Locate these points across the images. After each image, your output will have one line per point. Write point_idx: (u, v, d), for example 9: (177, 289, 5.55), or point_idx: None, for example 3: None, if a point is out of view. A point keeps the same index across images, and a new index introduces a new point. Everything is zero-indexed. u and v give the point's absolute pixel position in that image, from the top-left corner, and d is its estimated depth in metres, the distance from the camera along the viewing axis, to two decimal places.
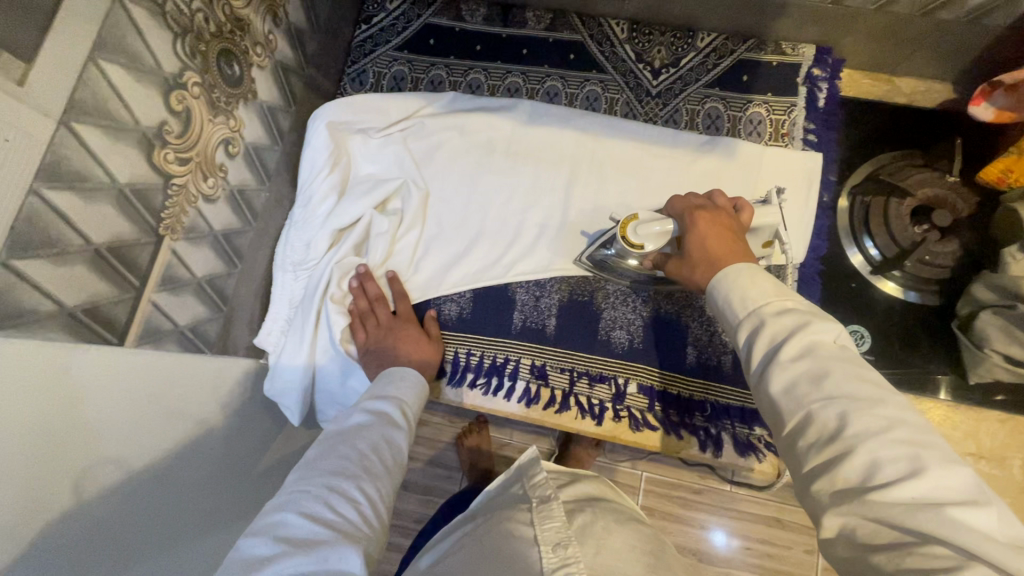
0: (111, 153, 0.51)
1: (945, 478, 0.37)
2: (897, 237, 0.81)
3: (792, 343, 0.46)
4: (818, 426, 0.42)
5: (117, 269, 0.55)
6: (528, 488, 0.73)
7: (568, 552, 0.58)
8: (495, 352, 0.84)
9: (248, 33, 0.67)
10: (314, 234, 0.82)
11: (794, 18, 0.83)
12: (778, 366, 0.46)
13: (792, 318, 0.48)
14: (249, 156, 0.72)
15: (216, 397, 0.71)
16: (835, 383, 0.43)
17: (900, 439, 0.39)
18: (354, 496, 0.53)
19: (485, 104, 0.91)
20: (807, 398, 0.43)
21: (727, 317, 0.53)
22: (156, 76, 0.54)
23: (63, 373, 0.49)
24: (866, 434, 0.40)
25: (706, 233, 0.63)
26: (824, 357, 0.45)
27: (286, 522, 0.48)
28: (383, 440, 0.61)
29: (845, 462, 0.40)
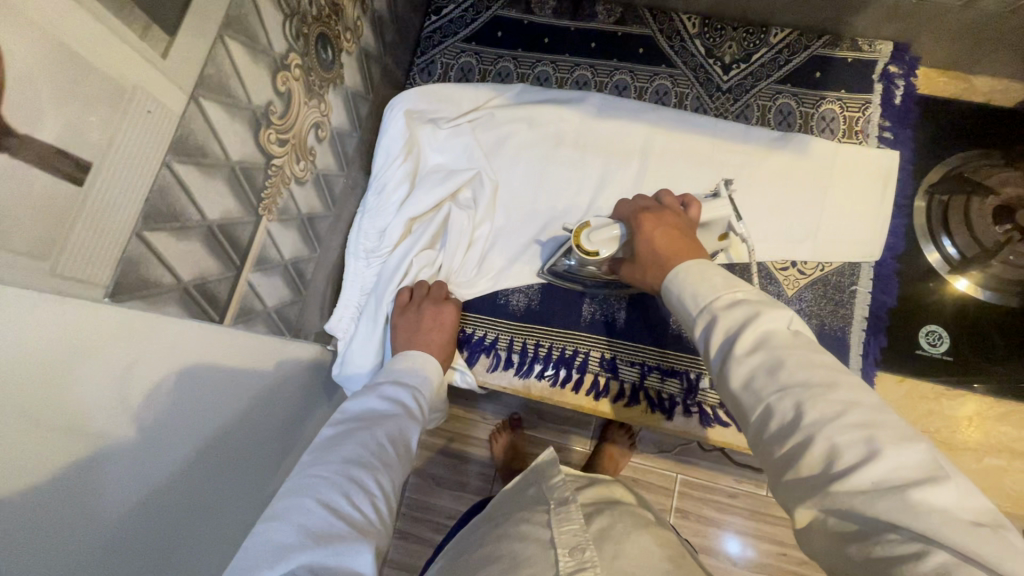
0: (228, 130, 0.51)
1: (900, 457, 0.38)
2: (979, 236, 0.79)
3: (745, 337, 0.47)
4: (782, 416, 0.43)
5: (224, 247, 0.55)
6: (545, 488, 0.74)
7: (586, 556, 0.58)
8: (564, 344, 0.83)
9: (342, 18, 0.67)
10: (388, 223, 0.83)
11: (872, 14, 0.83)
12: (735, 361, 0.47)
13: (742, 311, 0.49)
14: (334, 140, 0.72)
15: (285, 378, 0.71)
16: (789, 373, 0.44)
17: (854, 422, 0.40)
18: (370, 487, 0.53)
19: (554, 96, 0.91)
20: (764, 391, 0.45)
21: (685, 316, 0.54)
22: (267, 57, 0.55)
23: (170, 341, 0.49)
24: (822, 420, 0.41)
25: (655, 235, 0.65)
26: (777, 348, 0.46)
27: (305, 510, 0.48)
28: (400, 430, 0.61)
29: (806, 453, 0.41)
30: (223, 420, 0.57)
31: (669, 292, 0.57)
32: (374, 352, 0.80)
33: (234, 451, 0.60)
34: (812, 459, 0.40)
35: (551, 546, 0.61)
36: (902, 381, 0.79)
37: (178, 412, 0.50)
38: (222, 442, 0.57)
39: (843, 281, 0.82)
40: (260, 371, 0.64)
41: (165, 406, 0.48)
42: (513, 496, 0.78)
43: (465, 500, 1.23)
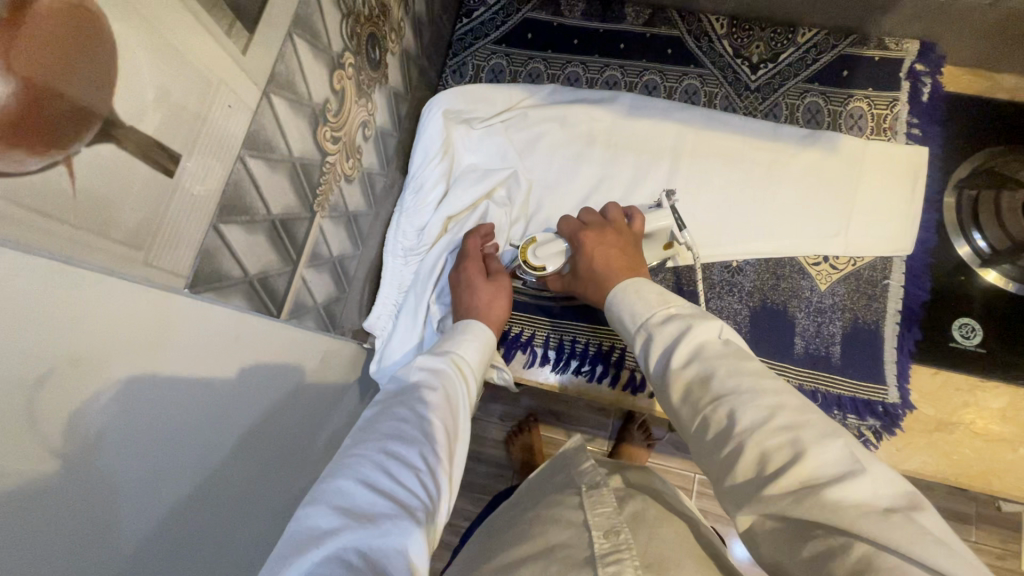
0: (290, 126, 0.52)
1: (821, 455, 0.39)
2: (1008, 229, 0.80)
3: (680, 352, 0.50)
4: (716, 421, 0.45)
5: (283, 242, 0.56)
6: (574, 475, 0.75)
7: (621, 538, 0.57)
8: (599, 340, 0.84)
9: (388, 19, 0.69)
10: (426, 221, 0.84)
11: (899, 14, 0.84)
12: (672, 374, 0.50)
13: (675, 326, 0.52)
14: (378, 139, 0.73)
15: (317, 375, 0.70)
16: (721, 380, 0.46)
17: (778, 423, 0.42)
18: (414, 463, 0.50)
19: (586, 96, 0.92)
20: (701, 402, 0.47)
21: (626, 332, 0.59)
22: (326, 55, 0.56)
23: (208, 327, 0.46)
24: (754, 424, 0.42)
25: (596, 257, 0.70)
26: (708, 359, 0.48)
27: (345, 491, 0.46)
28: (443, 402, 0.58)
29: (739, 460, 0.42)
30: (268, 420, 0.57)
31: (609, 311, 0.62)
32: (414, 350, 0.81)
33: (281, 445, 0.61)
34: (741, 465, 0.42)
35: (585, 530, 0.60)
36: (938, 374, 0.80)
37: (219, 401, 0.48)
38: (271, 437, 0.58)
39: (875, 275, 0.83)
40: (297, 366, 0.63)
41: (214, 392, 0.47)
42: (542, 484, 0.80)
43: (486, 500, 1.23)
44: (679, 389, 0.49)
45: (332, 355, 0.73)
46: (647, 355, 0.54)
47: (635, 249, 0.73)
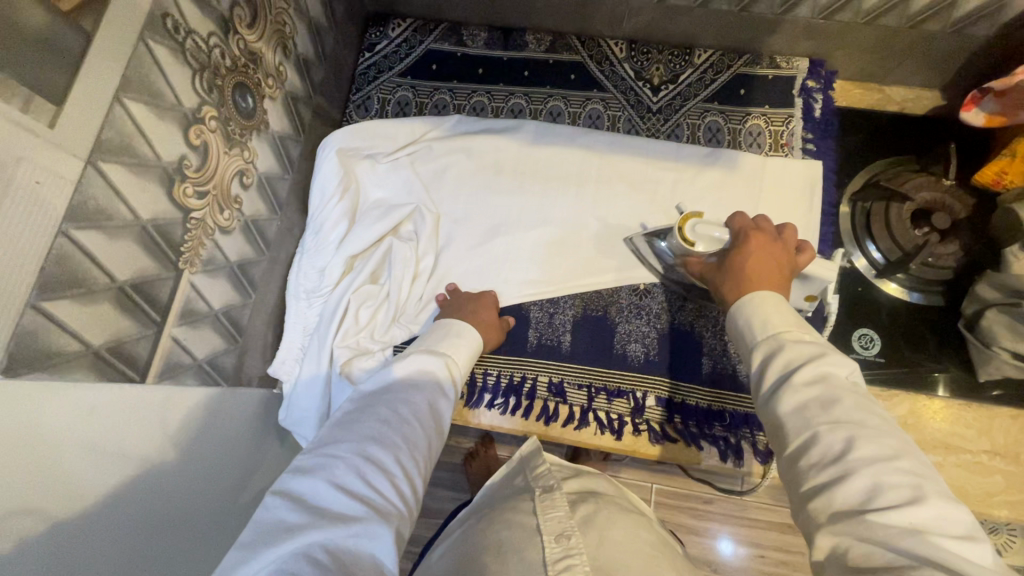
0: (134, 190, 0.51)
1: (947, 512, 0.40)
2: (898, 240, 0.82)
3: (805, 370, 0.50)
4: (826, 443, 0.45)
5: (141, 306, 0.54)
6: (532, 479, 0.71)
7: (572, 543, 0.56)
8: (511, 372, 0.84)
9: (261, 65, 0.68)
10: (327, 262, 0.82)
11: (787, 33, 0.87)
12: (790, 390, 0.49)
13: (809, 349, 0.52)
14: (261, 186, 0.72)
15: (222, 424, 0.70)
16: (843, 409, 0.47)
17: (904, 468, 0.42)
18: (390, 466, 0.51)
19: (490, 125, 0.92)
20: (815, 420, 0.47)
21: (744, 335, 0.59)
22: (177, 112, 0.55)
23: (55, 403, 0.45)
24: (869, 459, 0.43)
25: (755, 256, 0.67)
26: (835, 386, 0.49)
27: (320, 489, 0.48)
28: (425, 406, 0.59)
29: (844, 486, 0.42)
30: (147, 486, 0.55)
31: (740, 304, 0.61)
32: (319, 395, 0.80)
33: (174, 504, 0.59)
34: (845, 492, 0.42)
35: (535, 533, 0.58)
36: None
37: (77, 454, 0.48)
38: (160, 500, 0.57)
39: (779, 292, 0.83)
40: (190, 423, 0.63)
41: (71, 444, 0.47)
42: (499, 487, 0.75)
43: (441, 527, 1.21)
44: (790, 403, 0.49)
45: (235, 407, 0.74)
46: (762, 369, 0.54)
47: (790, 265, 0.69)
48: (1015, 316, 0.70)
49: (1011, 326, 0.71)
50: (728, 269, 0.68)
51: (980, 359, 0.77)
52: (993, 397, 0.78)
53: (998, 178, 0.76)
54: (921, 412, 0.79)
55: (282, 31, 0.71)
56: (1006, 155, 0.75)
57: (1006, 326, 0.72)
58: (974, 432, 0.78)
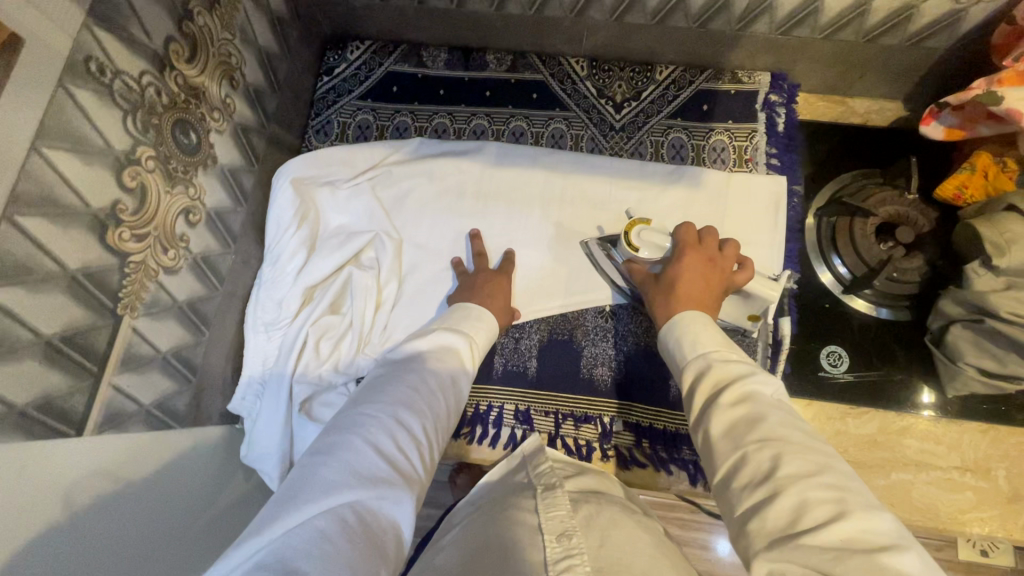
0: (61, 241, 0.49)
1: (870, 524, 0.39)
2: (864, 255, 0.82)
3: (731, 391, 0.51)
4: (755, 462, 0.45)
5: (73, 358, 0.52)
6: (534, 476, 0.68)
7: (572, 543, 0.52)
8: (478, 400, 0.83)
9: (204, 99, 0.66)
10: (285, 293, 0.80)
11: (747, 49, 0.86)
12: (719, 409, 0.50)
13: (737, 368, 0.53)
14: (211, 221, 0.70)
15: (187, 466, 0.68)
16: (771, 427, 0.47)
17: (827, 483, 0.41)
18: (416, 437, 0.53)
19: (451, 147, 0.90)
20: (744, 440, 0.47)
21: (672, 356, 0.61)
22: (107, 156, 0.53)
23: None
24: (796, 476, 0.42)
25: (682, 274, 0.70)
26: (763, 406, 0.49)
27: (354, 450, 0.49)
28: (446, 385, 0.61)
29: (773, 506, 0.41)
30: (98, 534, 0.51)
31: (669, 326, 0.63)
32: (278, 432, 0.76)
33: (148, 545, 0.56)
34: (774, 513, 0.41)
35: (536, 534, 0.54)
36: (811, 404, 0.80)
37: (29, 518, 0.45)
38: (132, 547, 0.54)
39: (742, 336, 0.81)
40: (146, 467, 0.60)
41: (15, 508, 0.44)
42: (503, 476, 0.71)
43: None
44: (718, 425, 0.49)
45: (196, 447, 0.71)
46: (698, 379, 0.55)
47: (720, 273, 0.72)
48: (981, 331, 0.70)
49: (976, 341, 0.71)
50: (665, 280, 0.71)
51: (948, 375, 0.76)
52: (961, 411, 0.78)
53: (959, 193, 0.76)
54: (890, 429, 0.79)
55: (228, 63, 0.70)
56: (967, 168, 0.74)
57: (970, 342, 0.71)
58: (944, 447, 0.78)
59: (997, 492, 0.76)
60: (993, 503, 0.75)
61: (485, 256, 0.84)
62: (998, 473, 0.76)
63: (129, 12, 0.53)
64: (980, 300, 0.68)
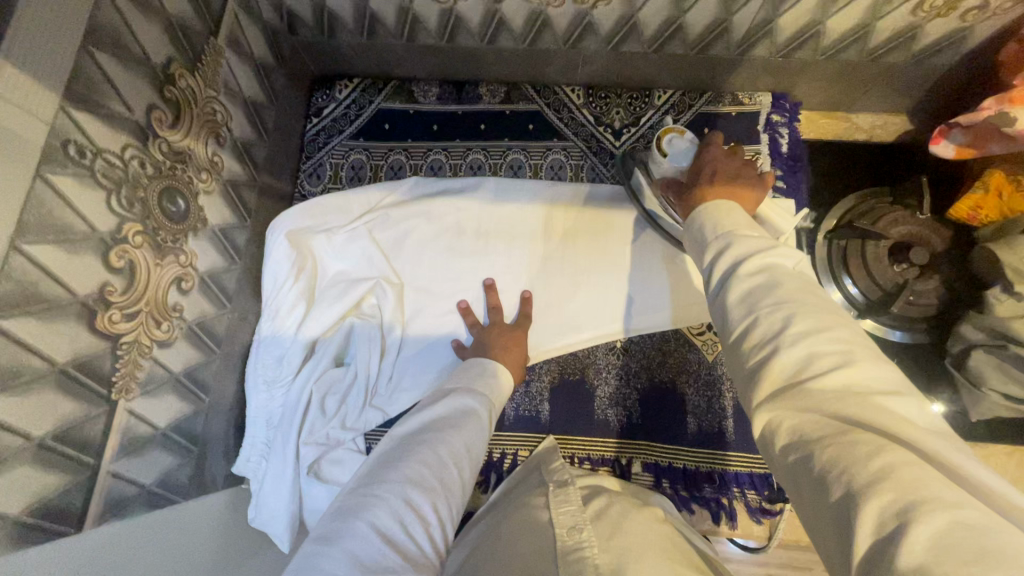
0: (48, 336, 0.47)
1: (877, 373, 0.37)
2: (876, 278, 0.78)
3: (752, 262, 0.44)
4: (767, 322, 0.40)
5: (66, 455, 0.50)
6: (546, 473, 0.67)
7: (585, 535, 0.50)
8: (491, 448, 0.81)
9: (191, 162, 0.64)
10: (286, 349, 0.77)
11: (746, 71, 0.84)
12: (733, 279, 0.44)
13: (757, 244, 0.46)
14: (204, 285, 0.68)
15: (184, 531, 0.63)
16: (787, 290, 0.41)
17: (840, 338, 0.38)
18: (427, 514, 0.49)
19: (449, 186, 0.88)
20: (757, 304, 0.42)
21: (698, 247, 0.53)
22: (92, 240, 0.50)
23: None
24: (806, 332, 0.39)
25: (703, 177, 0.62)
26: (781, 276, 0.43)
27: (358, 536, 0.45)
28: (465, 447, 0.56)
29: (776, 362, 0.39)
30: None
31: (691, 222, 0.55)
32: (287, 496, 0.73)
33: None
34: (779, 371, 0.38)
35: (548, 525, 0.52)
36: None
37: None
38: None
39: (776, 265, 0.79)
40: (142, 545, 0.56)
41: None
42: (518, 484, 0.69)
43: None
44: (734, 296, 0.43)
45: (192, 511, 0.67)
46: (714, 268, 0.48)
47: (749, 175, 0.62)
48: (1005, 359, 0.67)
49: (1000, 367, 0.69)
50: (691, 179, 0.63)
51: (970, 398, 0.74)
52: (987, 433, 0.76)
53: (973, 215, 0.74)
54: None
55: (213, 120, 0.67)
56: (980, 189, 0.72)
57: (995, 368, 0.69)
58: None
59: None
60: None
61: (500, 310, 0.83)
62: None
63: (106, 84, 0.51)
64: (1003, 326, 0.66)
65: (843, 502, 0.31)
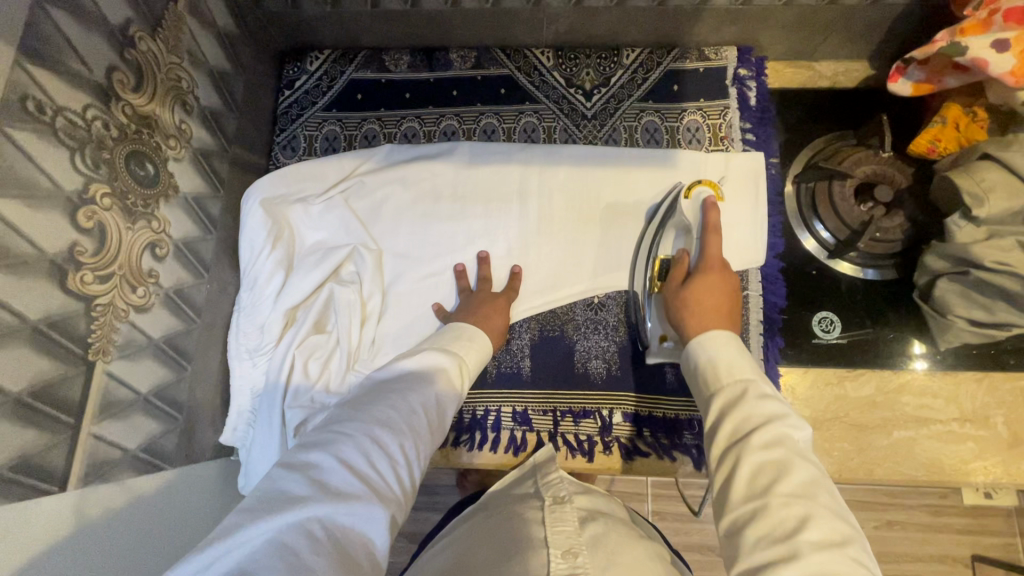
0: (17, 291, 0.47)
1: None
2: (845, 218, 0.81)
3: (762, 435, 0.51)
4: (781, 517, 0.46)
5: (45, 413, 0.50)
6: (540, 484, 0.66)
7: (580, 561, 0.50)
8: (475, 406, 0.83)
9: (157, 128, 0.63)
10: (266, 317, 0.77)
11: (709, 22, 0.85)
12: (749, 451, 0.51)
13: (771, 407, 0.54)
14: (179, 252, 0.68)
15: (169, 502, 0.64)
16: (797, 482, 0.48)
17: (854, 557, 0.44)
18: (393, 453, 0.49)
19: (423, 151, 0.88)
20: (770, 491, 0.48)
21: (700, 389, 0.62)
22: (59, 199, 0.51)
23: None
24: (815, 540, 0.44)
25: (707, 286, 0.73)
26: (788, 456, 0.50)
27: (323, 465, 0.46)
28: (435, 401, 0.57)
29: (784, 561, 0.43)
30: None
31: (688, 348, 0.65)
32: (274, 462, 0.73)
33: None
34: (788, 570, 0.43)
35: (542, 546, 0.52)
36: (807, 372, 0.81)
37: None
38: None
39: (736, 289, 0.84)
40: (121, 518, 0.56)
41: None
42: (504, 490, 0.69)
43: None
44: (746, 472, 0.50)
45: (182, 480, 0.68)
46: (720, 419, 0.56)
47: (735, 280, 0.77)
48: (968, 284, 0.70)
49: (964, 294, 0.71)
50: (690, 292, 0.72)
51: (937, 329, 0.76)
52: (956, 362, 0.79)
53: (932, 147, 0.76)
54: (887, 388, 0.79)
55: (178, 87, 0.67)
56: (940, 121, 0.75)
57: (959, 295, 0.71)
58: (941, 401, 0.78)
59: (999, 441, 0.76)
60: (995, 451, 0.76)
61: (490, 281, 0.83)
62: (997, 421, 0.77)
63: (64, 44, 0.51)
64: (964, 252, 0.68)
65: None
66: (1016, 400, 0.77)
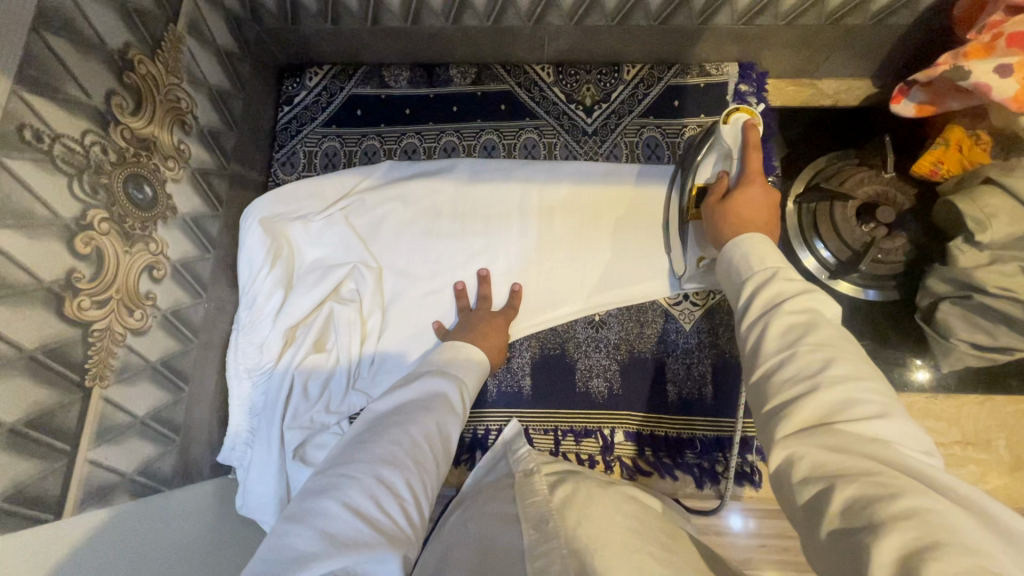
0: (13, 322, 0.47)
1: (909, 432, 0.40)
2: (847, 239, 0.80)
3: (793, 302, 0.47)
4: (804, 362, 0.43)
5: (42, 441, 0.50)
6: (513, 463, 0.67)
7: (552, 527, 0.48)
8: (475, 425, 0.83)
9: (156, 150, 0.63)
10: (265, 336, 0.76)
11: (710, 40, 0.84)
12: (774, 313, 0.47)
13: (800, 283, 0.50)
14: (177, 273, 0.68)
15: (162, 517, 0.63)
16: (823, 335, 0.44)
17: (878, 390, 0.41)
18: (399, 491, 0.49)
19: (423, 168, 0.88)
20: (795, 342, 0.45)
21: (733, 283, 0.56)
22: (56, 226, 0.50)
23: None
24: (842, 377, 0.41)
25: (744, 194, 0.64)
26: (817, 319, 0.46)
27: (329, 515, 0.45)
28: (437, 428, 0.57)
29: (809, 401, 0.41)
30: None
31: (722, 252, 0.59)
32: (273, 481, 0.73)
33: None
34: (811, 407, 0.41)
35: (516, 522, 0.51)
36: None
37: None
38: None
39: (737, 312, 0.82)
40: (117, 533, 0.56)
41: None
42: (483, 478, 0.68)
43: None
44: (774, 331, 0.46)
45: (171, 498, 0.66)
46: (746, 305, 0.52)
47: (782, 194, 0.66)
48: (970, 308, 0.69)
49: (966, 317, 0.70)
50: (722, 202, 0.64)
51: (940, 352, 0.75)
52: (959, 383, 0.78)
53: (935, 168, 0.76)
54: None
55: (177, 108, 0.67)
56: (940, 143, 0.74)
57: (961, 319, 0.70)
58: (944, 423, 0.78)
59: (1001, 463, 0.77)
60: (998, 474, 0.77)
61: (490, 299, 0.83)
62: (999, 443, 0.77)
63: (62, 71, 0.51)
64: (966, 277, 0.67)
65: (866, 538, 0.33)
66: (1018, 422, 0.77)
